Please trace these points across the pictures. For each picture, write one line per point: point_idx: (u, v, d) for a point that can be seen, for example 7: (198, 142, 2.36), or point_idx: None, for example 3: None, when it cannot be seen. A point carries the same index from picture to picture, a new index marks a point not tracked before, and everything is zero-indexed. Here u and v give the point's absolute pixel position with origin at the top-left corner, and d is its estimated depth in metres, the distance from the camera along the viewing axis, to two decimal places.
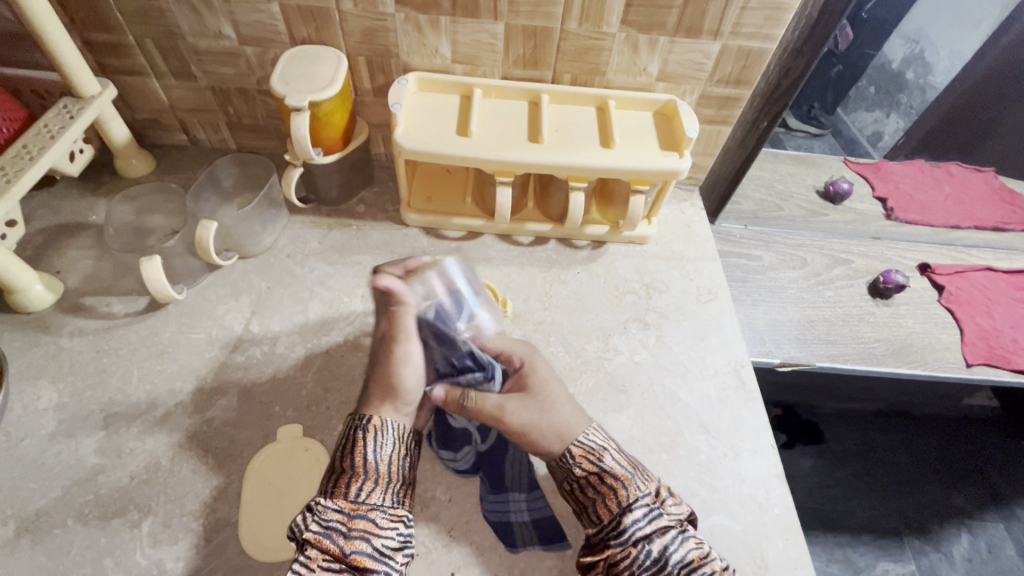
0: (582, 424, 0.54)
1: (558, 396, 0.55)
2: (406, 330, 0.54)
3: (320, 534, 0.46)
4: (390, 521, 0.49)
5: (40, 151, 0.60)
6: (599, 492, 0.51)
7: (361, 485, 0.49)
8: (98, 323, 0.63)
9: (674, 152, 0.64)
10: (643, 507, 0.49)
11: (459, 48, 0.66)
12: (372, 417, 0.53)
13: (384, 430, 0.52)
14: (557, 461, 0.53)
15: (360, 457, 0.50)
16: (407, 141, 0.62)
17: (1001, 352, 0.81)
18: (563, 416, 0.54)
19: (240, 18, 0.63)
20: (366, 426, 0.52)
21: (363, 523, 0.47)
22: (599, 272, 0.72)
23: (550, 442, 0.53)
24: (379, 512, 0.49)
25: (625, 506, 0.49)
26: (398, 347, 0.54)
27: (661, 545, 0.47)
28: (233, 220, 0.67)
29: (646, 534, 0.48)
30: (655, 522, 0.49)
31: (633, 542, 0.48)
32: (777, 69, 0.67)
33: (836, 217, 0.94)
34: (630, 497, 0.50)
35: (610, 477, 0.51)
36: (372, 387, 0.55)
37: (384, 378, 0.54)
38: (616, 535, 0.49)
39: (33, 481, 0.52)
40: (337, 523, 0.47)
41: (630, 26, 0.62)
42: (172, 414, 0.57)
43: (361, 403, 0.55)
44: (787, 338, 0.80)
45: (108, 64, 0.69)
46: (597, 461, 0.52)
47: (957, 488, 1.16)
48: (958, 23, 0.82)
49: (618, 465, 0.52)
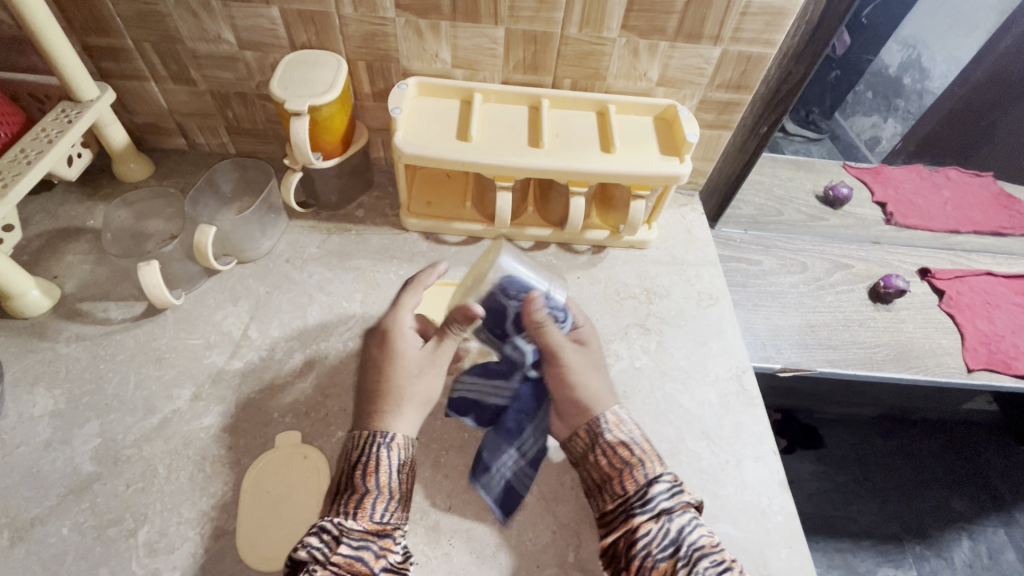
0: (610, 399, 0.57)
1: (602, 364, 0.61)
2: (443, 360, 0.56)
3: (350, 556, 0.45)
4: (405, 538, 0.50)
5: (37, 156, 0.59)
6: (626, 465, 0.52)
7: (387, 506, 0.49)
8: (95, 329, 0.62)
9: (675, 157, 0.64)
10: (667, 482, 0.51)
11: (459, 53, 0.66)
12: (391, 434, 0.52)
13: (403, 447, 0.53)
14: (585, 428, 0.56)
15: (384, 477, 0.50)
16: (407, 145, 0.61)
17: (1001, 357, 0.81)
18: (599, 384, 0.58)
19: (240, 22, 0.63)
20: (389, 443, 0.52)
21: (389, 543, 0.48)
22: (599, 277, 0.72)
23: (589, 398, 0.57)
24: (400, 531, 0.49)
25: (651, 478, 0.51)
26: (427, 374, 0.56)
27: (681, 523, 0.49)
28: (232, 224, 0.66)
29: (669, 507, 0.50)
30: (677, 497, 0.51)
31: (657, 514, 0.49)
32: (776, 74, 0.67)
33: (835, 222, 0.93)
34: (654, 472, 0.52)
35: (637, 450, 0.53)
36: (386, 398, 0.54)
37: (408, 393, 0.55)
38: (640, 504, 0.50)
39: (27, 489, 0.52)
40: (367, 545, 0.47)
41: (631, 31, 0.62)
42: (170, 421, 0.56)
43: (366, 417, 0.54)
44: (787, 343, 0.79)
45: (106, 68, 0.69)
46: (625, 434, 0.55)
47: (958, 494, 1.16)
48: (954, 28, 0.83)
49: (645, 441, 0.55)
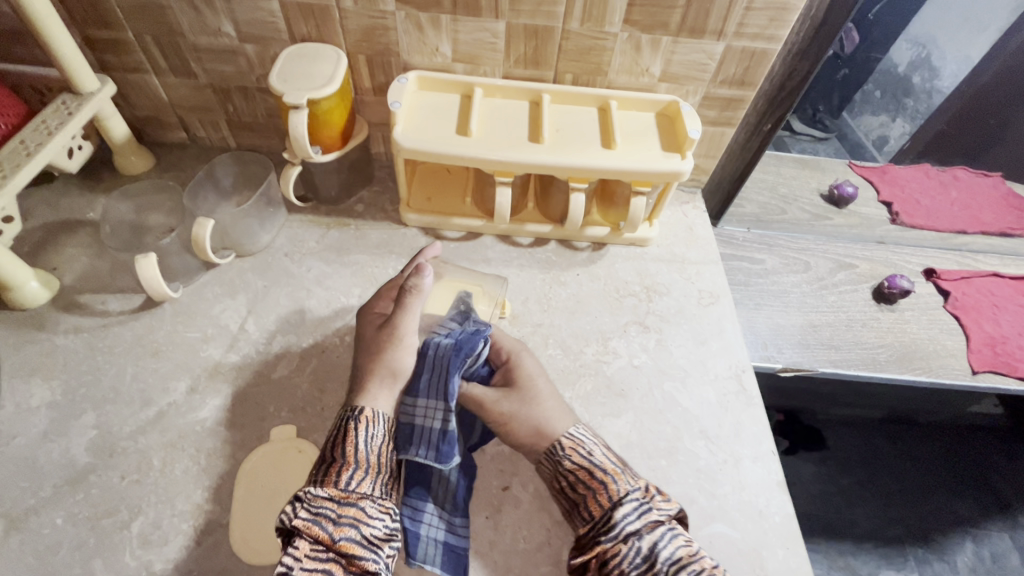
0: (568, 420, 0.54)
1: (534, 400, 0.55)
2: (407, 326, 0.54)
3: (309, 521, 0.44)
4: (379, 511, 0.47)
5: (37, 147, 0.59)
6: (589, 489, 0.49)
7: (352, 474, 0.47)
8: (93, 321, 0.62)
9: (676, 154, 0.63)
10: (633, 502, 0.48)
11: (460, 47, 0.65)
12: (365, 407, 0.51)
13: (377, 422, 0.51)
14: (546, 455, 0.52)
15: (351, 447, 0.48)
16: (406, 139, 0.61)
17: (1006, 360, 0.80)
18: (547, 410, 0.54)
19: (240, 15, 0.63)
20: (358, 416, 0.50)
21: (353, 511, 0.45)
22: (600, 274, 0.71)
23: (529, 435, 0.53)
24: (369, 500, 0.47)
25: (615, 501, 0.48)
26: (397, 341, 0.54)
27: (652, 541, 0.46)
28: (231, 218, 0.66)
29: (637, 529, 0.47)
30: (645, 518, 0.47)
31: (624, 537, 0.46)
32: (781, 70, 0.66)
33: (840, 221, 0.92)
34: (619, 492, 0.48)
35: (598, 471, 0.50)
36: (368, 372, 0.53)
37: (382, 365, 0.53)
38: (606, 530, 0.47)
39: (24, 479, 0.52)
40: (327, 511, 0.45)
41: (633, 26, 0.62)
42: (166, 413, 0.56)
43: (354, 391, 0.53)
44: (789, 343, 0.79)
45: (107, 61, 0.69)
46: (585, 457, 0.51)
47: (963, 497, 1.14)
48: (965, 25, 0.82)
49: (608, 460, 0.51)
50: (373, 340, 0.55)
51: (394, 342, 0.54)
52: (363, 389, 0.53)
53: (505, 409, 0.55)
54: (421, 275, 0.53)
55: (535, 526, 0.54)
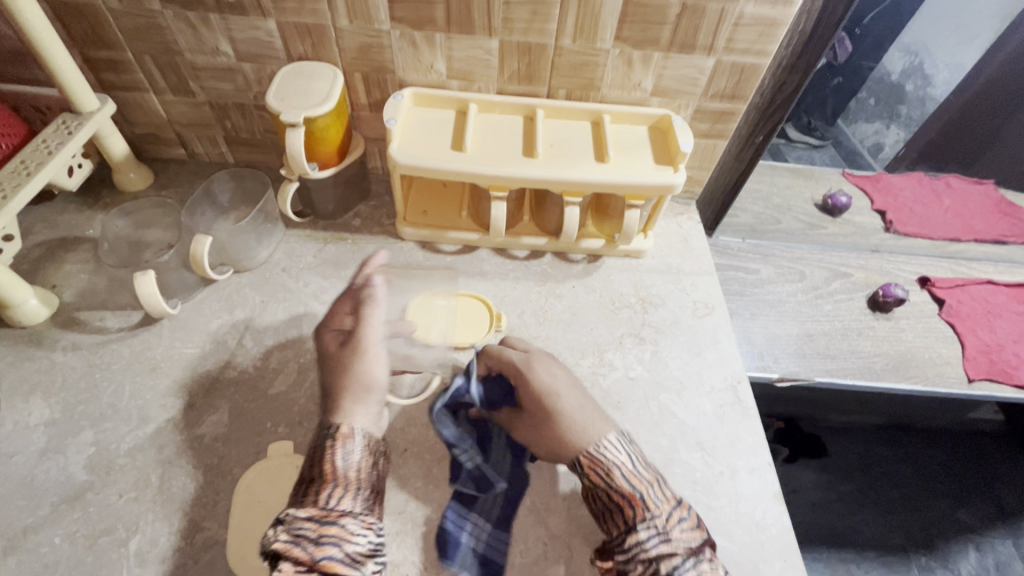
0: (604, 428, 0.52)
1: (558, 405, 0.53)
2: (371, 338, 0.55)
3: (289, 543, 0.44)
4: (360, 527, 0.47)
5: (37, 167, 0.60)
6: (615, 506, 0.48)
7: (331, 492, 0.47)
8: (91, 338, 0.63)
9: (669, 166, 0.64)
10: (653, 527, 0.46)
11: (454, 64, 0.66)
12: (340, 424, 0.51)
13: (354, 438, 0.51)
14: (573, 466, 0.51)
15: (328, 466, 0.49)
16: (402, 155, 0.62)
17: (1002, 367, 0.80)
18: (573, 417, 0.52)
19: (237, 35, 0.64)
20: (334, 434, 0.50)
21: (332, 529, 0.45)
22: (595, 286, 0.72)
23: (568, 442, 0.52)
24: (350, 518, 0.47)
25: (636, 524, 0.47)
26: (366, 352, 0.54)
27: (673, 566, 0.45)
28: (227, 233, 0.67)
29: (659, 554, 0.45)
30: (668, 542, 0.46)
31: (645, 560, 0.46)
32: (771, 83, 0.67)
33: (834, 230, 0.93)
34: (645, 514, 0.47)
35: (625, 490, 0.48)
36: (340, 389, 0.53)
37: (354, 380, 0.53)
38: (628, 550, 0.46)
39: (21, 498, 0.52)
40: (308, 531, 0.45)
41: (624, 42, 0.63)
42: (163, 430, 0.57)
43: (328, 409, 0.52)
44: (785, 352, 0.79)
45: (107, 80, 0.70)
46: (608, 476, 0.50)
47: (964, 504, 1.14)
48: (955, 34, 0.83)
49: (636, 478, 0.49)
50: (337, 357, 0.55)
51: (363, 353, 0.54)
52: (337, 407, 0.52)
53: (543, 422, 0.53)
54: (372, 284, 0.58)
55: (533, 541, 0.54)
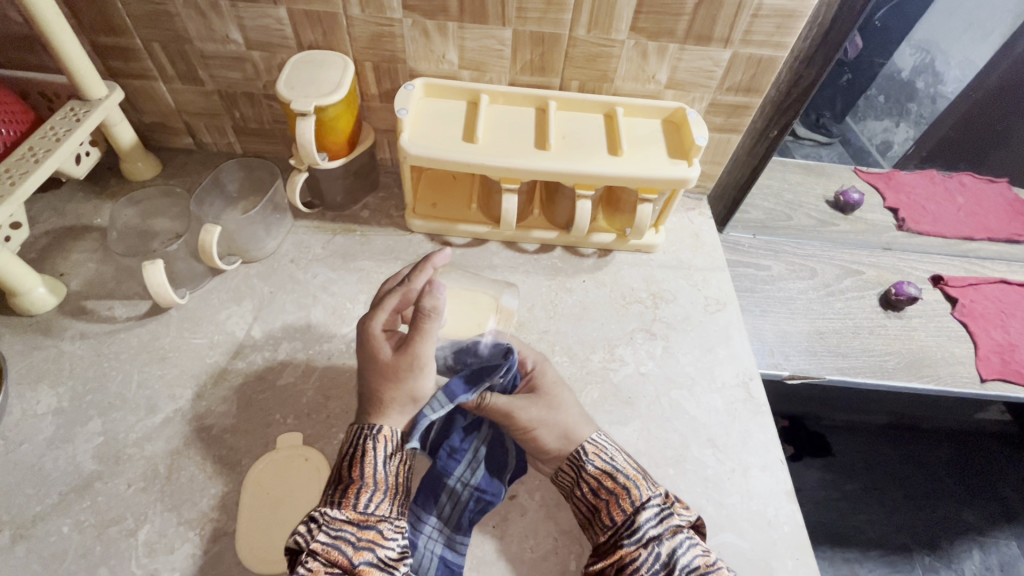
0: (589, 428, 0.55)
1: (564, 403, 0.56)
2: (424, 355, 0.50)
3: (328, 545, 0.44)
4: (395, 532, 0.47)
5: (46, 154, 0.59)
6: (610, 495, 0.50)
7: (370, 496, 0.47)
8: (100, 327, 0.62)
9: (683, 160, 0.63)
10: (655, 507, 0.49)
11: (466, 54, 0.66)
12: (382, 427, 0.50)
13: (395, 441, 0.50)
14: (568, 461, 0.53)
15: (369, 468, 0.48)
16: (412, 146, 0.61)
17: (1015, 368, 0.79)
18: (572, 417, 0.55)
19: (248, 22, 0.63)
20: (375, 435, 0.49)
21: (371, 533, 0.46)
22: (606, 281, 0.71)
23: (553, 440, 0.53)
24: (387, 522, 0.47)
25: (638, 506, 0.49)
26: (413, 369, 0.50)
27: (672, 546, 0.46)
28: (237, 224, 0.66)
29: (657, 534, 0.47)
30: (666, 523, 0.48)
31: (645, 541, 0.47)
32: (788, 77, 0.66)
33: (846, 227, 0.92)
34: (642, 498, 0.49)
35: (621, 477, 0.50)
36: (385, 400, 0.50)
37: (402, 392, 0.50)
38: (629, 533, 0.48)
39: (29, 486, 0.52)
40: (347, 534, 0.45)
41: (640, 33, 0.62)
42: (171, 420, 0.56)
43: (366, 410, 0.51)
44: (796, 350, 0.78)
45: (116, 68, 0.69)
46: (607, 462, 0.52)
47: (970, 505, 1.14)
48: (971, 30, 0.82)
49: (629, 466, 0.52)
50: (384, 369, 0.50)
51: (416, 368, 0.50)
52: (382, 412, 0.51)
53: (528, 416, 0.54)
54: (436, 296, 0.48)
55: (543, 536, 0.53)
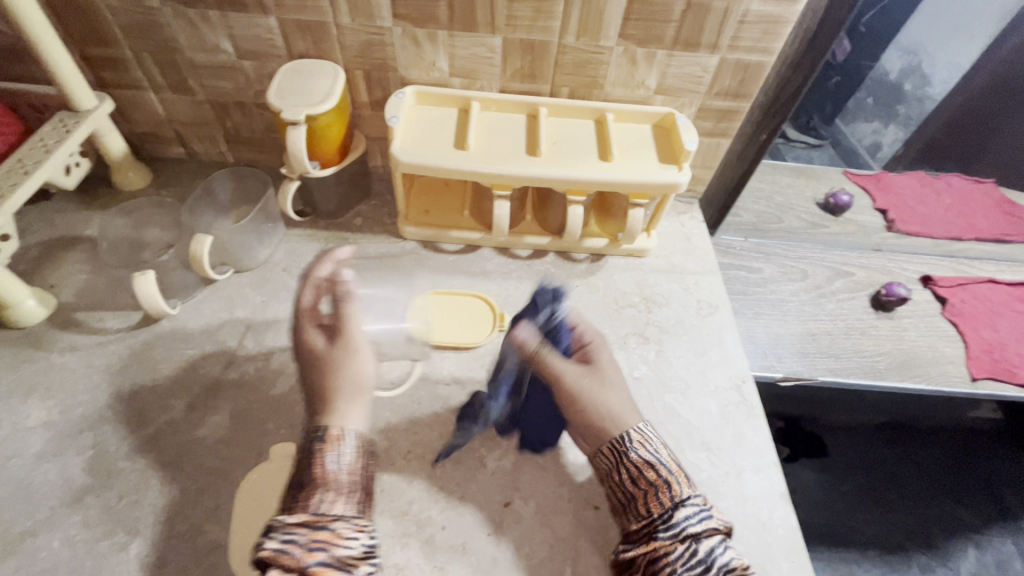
0: (634, 414, 0.52)
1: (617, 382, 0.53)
2: (355, 339, 0.50)
3: (278, 551, 0.40)
4: (354, 531, 0.43)
5: (35, 166, 0.59)
6: (651, 486, 0.48)
7: (323, 497, 0.43)
8: (91, 338, 0.62)
9: (673, 165, 0.64)
10: (695, 506, 0.46)
11: (457, 62, 0.66)
12: (329, 426, 0.46)
13: (348, 441, 0.46)
14: (609, 443, 0.50)
15: (322, 468, 0.44)
16: (404, 154, 0.61)
17: (1005, 366, 0.80)
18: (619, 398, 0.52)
19: (238, 33, 0.63)
20: (324, 437, 0.45)
21: (325, 534, 0.42)
22: (598, 285, 0.71)
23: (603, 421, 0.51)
24: (343, 522, 0.43)
25: (677, 502, 0.46)
26: (351, 357, 0.49)
27: (709, 546, 0.45)
28: (228, 233, 0.66)
29: (697, 532, 0.45)
30: (706, 523, 0.46)
31: (683, 537, 0.45)
32: (775, 81, 0.66)
33: (836, 228, 0.93)
34: (682, 494, 0.47)
35: (663, 471, 0.48)
36: (329, 395, 0.47)
37: (343, 383, 0.48)
38: (665, 527, 0.45)
39: (18, 501, 0.51)
40: (298, 537, 0.41)
41: (628, 40, 0.62)
42: (164, 431, 0.56)
43: (316, 418, 0.47)
44: (789, 352, 0.79)
45: (106, 78, 0.69)
46: (651, 453, 0.49)
47: (964, 503, 1.14)
48: (956, 33, 0.83)
49: (673, 460, 0.49)
50: (318, 369, 0.49)
51: (358, 355, 0.49)
52: (330, 410, 0.47)
53: (578, 386, 0.51)
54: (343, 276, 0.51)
55: (538, 542, 0.53)
